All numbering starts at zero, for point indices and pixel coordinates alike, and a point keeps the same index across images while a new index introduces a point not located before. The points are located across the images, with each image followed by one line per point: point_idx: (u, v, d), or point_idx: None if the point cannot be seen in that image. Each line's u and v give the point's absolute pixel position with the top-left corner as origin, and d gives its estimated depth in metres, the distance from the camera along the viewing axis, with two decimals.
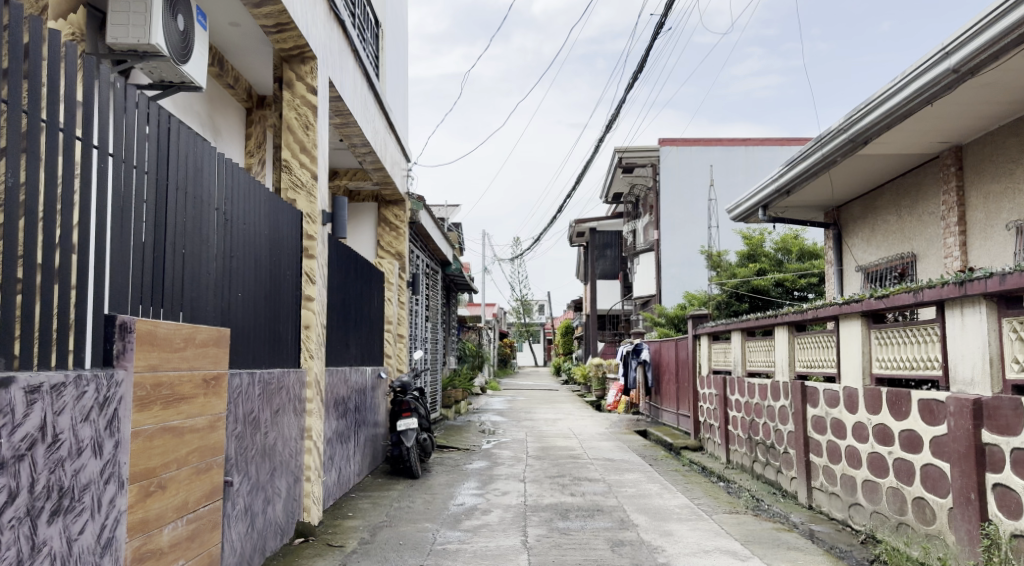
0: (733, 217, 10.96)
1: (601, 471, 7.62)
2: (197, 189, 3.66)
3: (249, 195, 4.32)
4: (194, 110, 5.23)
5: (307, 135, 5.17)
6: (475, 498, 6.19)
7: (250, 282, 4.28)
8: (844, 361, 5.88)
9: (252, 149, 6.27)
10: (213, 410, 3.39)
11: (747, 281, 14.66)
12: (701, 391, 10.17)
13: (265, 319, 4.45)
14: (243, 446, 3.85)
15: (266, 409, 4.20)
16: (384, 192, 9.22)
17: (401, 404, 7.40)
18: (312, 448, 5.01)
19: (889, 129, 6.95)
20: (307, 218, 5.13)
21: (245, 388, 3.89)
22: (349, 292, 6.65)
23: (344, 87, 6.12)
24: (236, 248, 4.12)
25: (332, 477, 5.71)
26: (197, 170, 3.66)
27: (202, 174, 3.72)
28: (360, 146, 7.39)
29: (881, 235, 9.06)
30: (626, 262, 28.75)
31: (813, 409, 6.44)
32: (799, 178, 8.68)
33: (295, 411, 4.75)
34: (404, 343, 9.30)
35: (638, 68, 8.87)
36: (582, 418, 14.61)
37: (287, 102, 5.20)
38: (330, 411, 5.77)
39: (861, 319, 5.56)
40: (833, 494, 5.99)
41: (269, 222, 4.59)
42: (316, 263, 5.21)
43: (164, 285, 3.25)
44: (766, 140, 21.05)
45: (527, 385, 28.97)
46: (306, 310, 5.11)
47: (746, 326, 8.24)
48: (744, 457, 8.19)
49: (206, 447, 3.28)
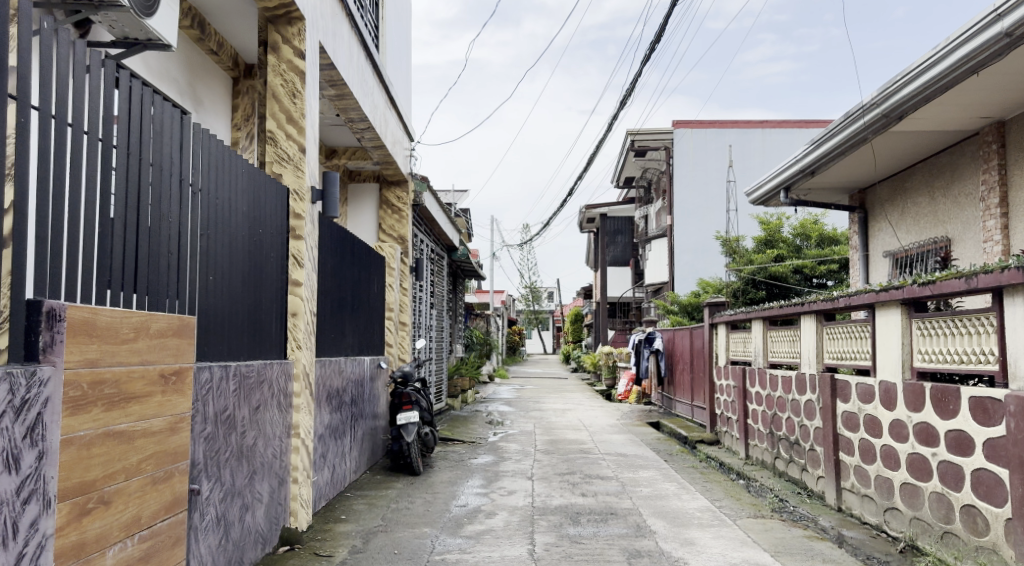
0: (752, 200, 10.43)
1: (613, 468, 7.18)
2: (156, 156, 3.20)
3: (222, 165, 3.87)
4: (172, 76, 4.79)
5: (294, 103, 4.71)
6: (480, 498, 5.76)
7: (223, 263, 3.83)
8: (879, 353, 5.40)
9: (239, 122, 5.81)
10: (175, 410, 2.96)
11: (764, 268, 14.13)
12: (718, 382, 9.72)
13: (242, 304, 4.02)
14: (215, 448, 3.42)
15: (243, 405, 3.76)
16: (385, 172, 8.76)
17: (400, 396, 6.97)
18: (300, 446, 4.59)
19: (927, 102, 6.42)
20: (294, 195, 4.69)
21: (218, 384, 3.47)
22: (345, 277, 6.20)
23: (337, 54, 5.64)
24: (205, 224, 3.67)
25: (324, 476, 5.31)
26: (157, 134, 3.20)
27: (163, 138, 3.25)
28: (358, 121, 6.91)
29: (912, 218, 8.52)
30: (637, 248, 28.22)
31: (843, 404, 5.98)
32: (825, 158, 8.15)
33: (280, 406, 4.33)
34: (406, 331, 8.86)
35: (656, 39, 8.35)
36: (593, 408, 14.17)
37: (272, 67, 4.74)
38: (323, 404, 5.33)
39: (902, 307, 5.07)
40: (866, 497, 5.53)
41: (248, 197, 4.15)
42: (305, 245, 4.75)
43: (114, 265, 2.82)
44: (783, 123, 20.44)
45: (536, 374, 28.56)
46: (293, 296, 4.67)
47: (767, 314, 7.75)
48: (766, 453, 7.74)
49: (165, 453, 2.85)
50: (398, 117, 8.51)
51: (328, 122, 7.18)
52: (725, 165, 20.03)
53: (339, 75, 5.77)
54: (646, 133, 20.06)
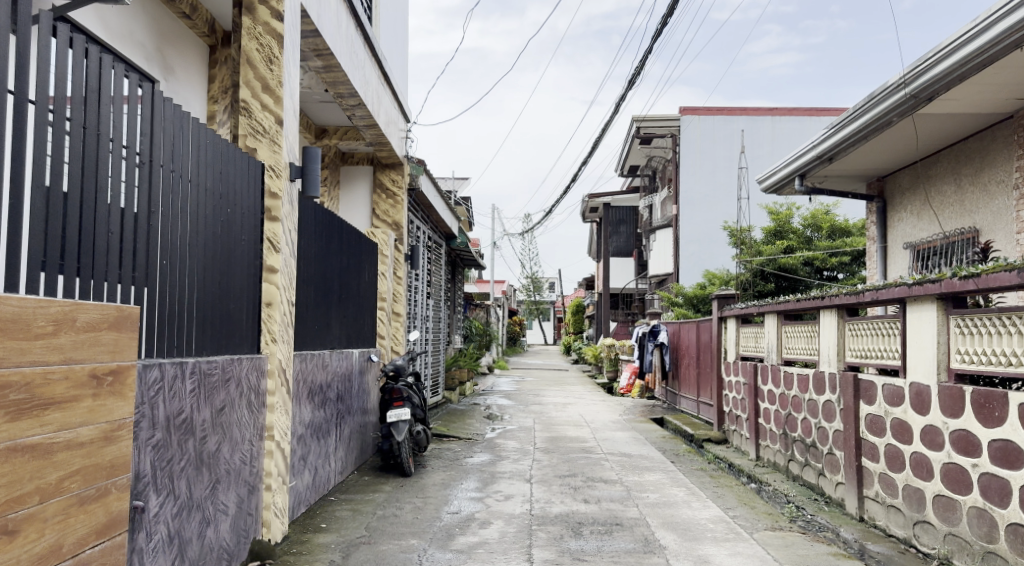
0: (765, 189, 9.96)
1: (617, 470, 6.75)
2: (100, 121, 2.70)
3: (185, 136, 3.41)
4: (133, 38, 4.30)
5: (270, 70, 4.24)
6: (473, 505, 5.33)
7: (184, 247, 3.37)
8: (911, 352, 4.94)
9: (216, 95, 5.28)
10: (110, 416, 2.50)
11: (774, 259, 13.66)
12: (726, 378, 9.30)
13: (207, 292, 3.57)
14: (164, 458, 2.97)
15: (200, 408, 3.30)
16: (379, 154, 8.29)
17: (391, 392, 6.52)
18: (274, 449, 4.16)
19: (962, 81, 5.91)
20: (271, 172, 4.23)
21: (171, 384, 3.03)
22: (331, 264, 5.75)
23: (322, 20, 5.15)
24: (166, 203, 3.22)
25: (304, 480, 4.88)
26: (96, 94, 2.66)
27: (105, 98, 2.72)
28: (348, 97, 6.43)
29: (936, 207, 8.05)
30: (640, 239, 27.78)
31: (867, 407, 5.55)
32: (845, 143, 7.69)
33: (250, 405, 3.88)
34: (400, 321, 8.42)
35: (667, 15, 7.85)
36: (594, 403, 13.77)
37: (246, 30, 4.25)
38: (303, 401, 4.90)
39: (938, 302, 4.61)
40: (893, 508, 5.10)
41: (212, 172, 3.65)
42: (282, 228, 4.28)
43: (47, 244, 2.37)
44: (794, 111, 19.89)
45: (535, 365, 28.21)
46: (267, 285, 4.20)
47: (783, 308, 7.30)
48: (778, 455, 7.32)
49: (96, 467, 2.41)
50: (393, 97, 8.02)
51: (316, 99, 6.70)
52: (734, 153, 19.59)
53: (324, 43, 5.27)
54: (652, 119, 19.56)
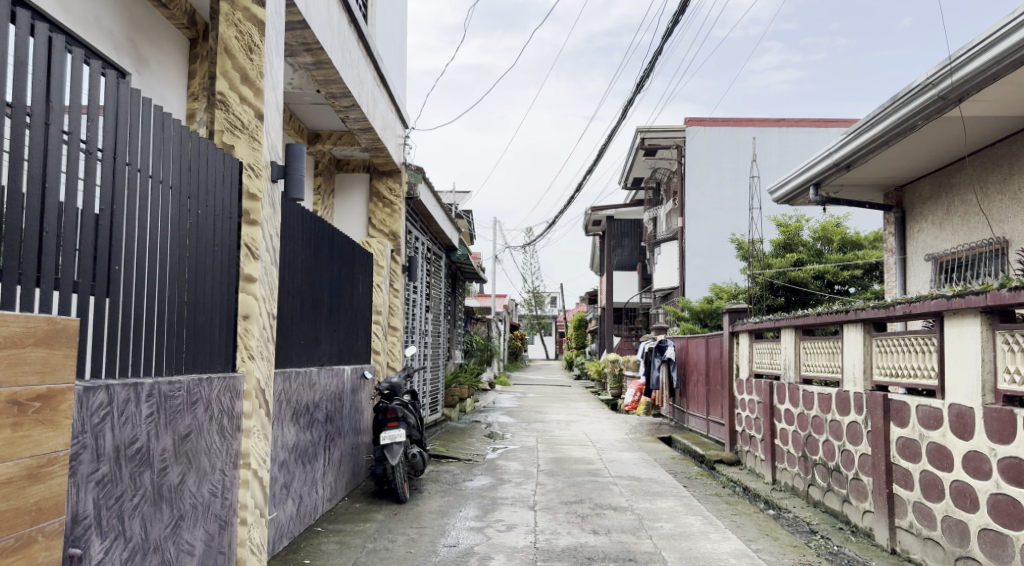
0: (777, 198, 9.56)
1: (627, 496, 6.30)
2: (46, 107, 2.32)
3: (157, 132, 3.04)
4: (101, 25, 3.93)
5: (249, 60, 3.87)
6: (473, 536, 4.89)
7: (152, 255, 3.00)
8: (951, 371, 4.51)
9: (196, 92, 4.91)
10: (35, 450, 2.09)
11: (784, 272, 13.28)
12: (738, 395, 8.87)
13: (176, 304, 3.18)
14: (114, 495, 2.57)
15: (159, 437, 2.90)
16: (375, 161, 7.91)
17: (385, 412, 6.09)
18: (251, 479, 3.75)
19: (995, 81, 5.52)
20: (249, 170, 3.85)
21: (121, 411, 2.63)
22: (320, 275, 5.34)
23: (311, 11, 4.79)
24: (131, 208, 2.85)
25: (286, 510, 4.47)
26: (43, 76, 2.29)
27: (56, 83, 2.35)
28: (341, 98, 6.05)
29: (961, 217, 7.65)
30: (644, 252, 27.42)
31: (899, 429, 5.13)
32: (864, 150, 7.30)
33: (220, 430, 3.47)
34: (396, 336, 8.01)
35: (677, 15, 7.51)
36: (599, 421, 13.29)
37: (224, 17, 3.89)
38: (286, 423, 4.49)
39: (982, 316, 4.19)
40: (930, 541, 4.67)
41: (185, 174, 3.28)
42: (262, 232, 3.88)
43: None
44: (802, 122, 19.56)
45: (537, 380, 27.73)
46: (244, 296, 3.80)
47: (801, 323, 6.89)
48: (797, 479, 6.89)
49: (17, 512, 2.00)
50: (390, 100, 7.66)
51: (308, 100, 6.34)
52: (741, 165, 19.28)
53: (314, 36, 4.90)
54: (657, 130, 19.23)
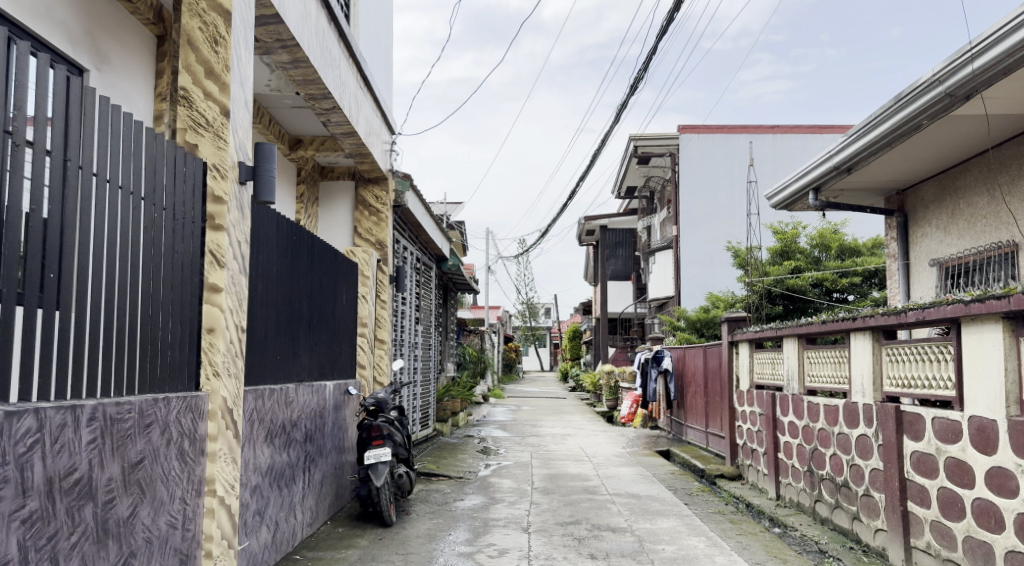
0: (775, 204, 9.31)
1: (627, 516, 5.99)
2: None
3: (111, 129, 2.75)
4: (55, 18, 3.64)
5: (215, 53, 3.60)
6: (462, 562, 4.57)
7: (102, 263, 2.69)
8: (969, 381, 4.25)
9: (163, 91, 4.63)
10: None
11: (782, 280, 13.07)
12: (739, 407, 8.57)
13: (130, 318, 2.88)
14: (46, 534, 2.26)
15: (104, 466, 2.59)
16: (360, 167, 7.63)
17: (370, 429, 5.77)
18: (217, 507, 3.43)
19: (1007, 76, 5.27)
20: (214, 171, 3.56)
21: (55, 438, 2.31)
22: (298, 285, 5.03)
23: (286, 6, 4.52)
24: (80, 213, 2.55)
25: (259, 538, 4.14)
26: None
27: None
28: (321, 99, 5.78)
29: (967, 220, 7.41)
30: (638, 262, 27.22)
31: (913, 443, 4.84)
32: (866, 152, 7.06)
33: (180, 455, 3.16)
34: (384, 349, 7.69)
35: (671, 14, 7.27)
36: (595, 434, 12.96)
37: (187, 6, 3.61)
38: (259, 443, 4.16)
39: (1002, 322, 3.93)
40: (949, 563, 4.37)
41: (143, 177, 2.99)
42: (228, 238, 3.59)
43: None
44: (797, 128, 19.41)
45: (532, 392, 27.29)
46: (209, 307, 3.50)
47: (804, 331, 6.61)
48: (803, 495, 6.59)
49: None
50: (375, 104, 7.39)
51: (287, 102, 6.09)
52: (736, 173, 19.10)
53: (289, 32, 4.63)
54: (650, 137, 19.08)
